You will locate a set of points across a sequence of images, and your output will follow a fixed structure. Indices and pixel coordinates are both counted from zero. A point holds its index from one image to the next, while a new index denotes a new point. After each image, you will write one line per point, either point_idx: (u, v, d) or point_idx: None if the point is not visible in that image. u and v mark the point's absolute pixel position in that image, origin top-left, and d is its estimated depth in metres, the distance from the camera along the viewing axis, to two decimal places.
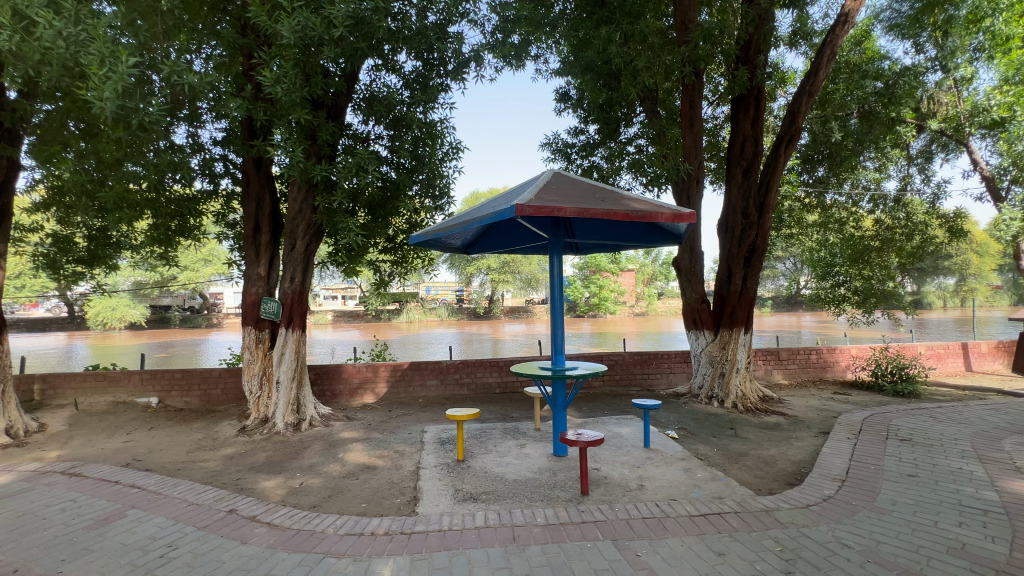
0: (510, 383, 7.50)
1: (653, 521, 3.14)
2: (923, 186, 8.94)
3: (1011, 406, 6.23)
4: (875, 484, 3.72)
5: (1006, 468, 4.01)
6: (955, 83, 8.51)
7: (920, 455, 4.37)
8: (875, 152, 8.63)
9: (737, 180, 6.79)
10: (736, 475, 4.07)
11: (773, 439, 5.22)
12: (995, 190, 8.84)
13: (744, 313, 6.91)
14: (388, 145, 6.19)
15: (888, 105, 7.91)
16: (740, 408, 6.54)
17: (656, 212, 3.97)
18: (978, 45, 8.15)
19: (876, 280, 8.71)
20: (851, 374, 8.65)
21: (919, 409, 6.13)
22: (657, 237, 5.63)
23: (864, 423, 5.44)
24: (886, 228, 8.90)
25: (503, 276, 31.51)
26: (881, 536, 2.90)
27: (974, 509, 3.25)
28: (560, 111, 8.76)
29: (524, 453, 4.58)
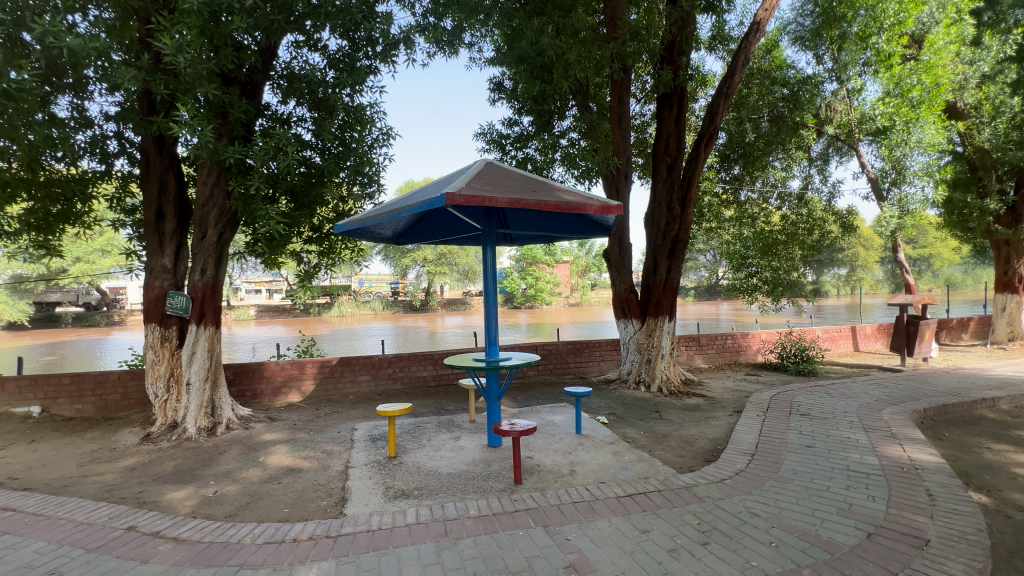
0: (445, 375, 7.40)
1: (583, 505, 3.23)
2: (822, 185, 9.88)
3: (890, 381, 7.10)
4: (779, 456, 4.08)
5: (885, 436, 4.57)
6: (847, 92, 9.44)
7: (817, 428, 4.86)
8: (783, 153, 9.30)
9: (662, 176, 7.12)
10: (660, 456, 4.29)
11: (694, 419, 5.57)
12: (879, 190, 9.91)
13: (668, 303, 7.30)
14: (312, 128, 5.81)
15: (794, 110, 8.67)
16: (665, 391, 6.92)
17: (586, 203, 4.02)
18: (866, 60, 9.08)
19: (783, 271, 9.49)
20: (761, 357, 9.45)
21: (817, 386, 6.82)
22: (588, 229, 5.78)
23: (771, 401, 5.96)
24: (792, 223, 9.72)
25: (440, 268, 31.08)
26: (784, 503, 3.18)
27: (859, 473, 3.66)
28: (494, 101, 8.68)
29: (458, 446, 4.54)
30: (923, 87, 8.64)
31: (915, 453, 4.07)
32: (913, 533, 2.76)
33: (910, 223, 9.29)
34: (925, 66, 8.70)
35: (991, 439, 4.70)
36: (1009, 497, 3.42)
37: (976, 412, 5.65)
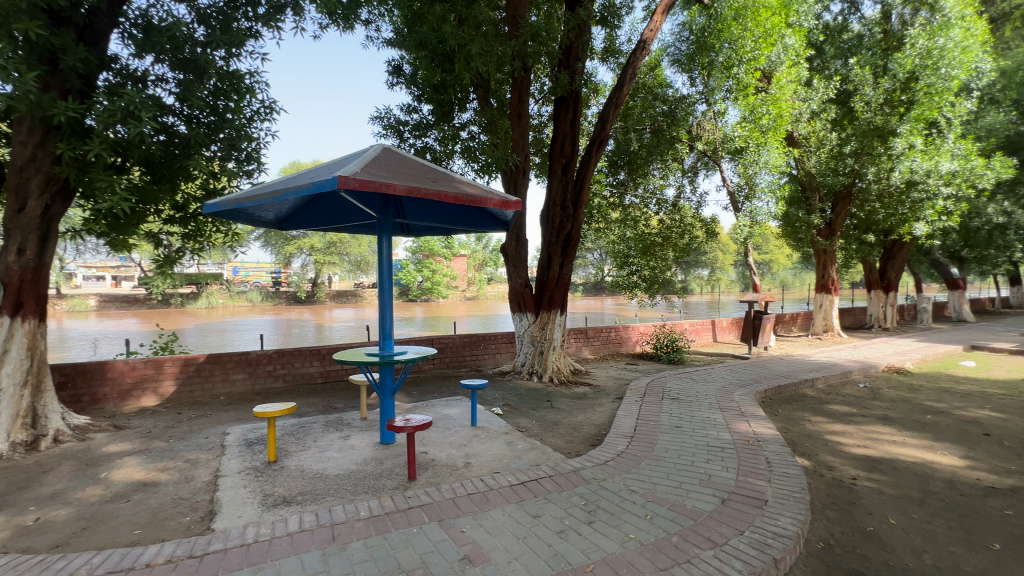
0: (333, 372, 6.96)
1: (477, 496, 3.27)
2: (692, 195, 11.08)
3: (740, 367, 8.28)
4: (654, 437, 4.53)
5: (735, 414, 5.31)
6: (714, 114, 10.69)
7: (684, 410, 5.48)
8: (661, 164, 10.27)
9: (558, 175, 7.43)
10: (551, 443, 4.51)
11: (581, 407, 5.93)
12: (735, 202, 11.41)
13: (560, 297, 7.69)
14: (175, 91, 5.04)
15: (671, 125, 9.60)
16: (555, 381, 7.28)
17: (486, 197, 4.03)
18: (729, 88, 10.37)
19: (659, 270, 10.54)
20: (640, 347, 10.39)
21: (684, 373, 7.70)
22: (486, 223, 5.83)
23: (647, 388, 6.60)
24: (667, 226, 10.77)
25: (329, 258, 29.14)
26: (657, 479, 3.54)
27: (716, 447, 4.20)
28: (392, 85, 8.29)
29: (348, 445, 4.30)
30: (770, 116, 10.08)
31: (758, 428, 4.79)
32: (756, 496, 3.24)
33: (757, 232, 10.85)
34: (772, 98, 10.15)
35: (811, 413, 5.71)
36: (823, 459, 4.18)
37: (801, 391, 6.82)
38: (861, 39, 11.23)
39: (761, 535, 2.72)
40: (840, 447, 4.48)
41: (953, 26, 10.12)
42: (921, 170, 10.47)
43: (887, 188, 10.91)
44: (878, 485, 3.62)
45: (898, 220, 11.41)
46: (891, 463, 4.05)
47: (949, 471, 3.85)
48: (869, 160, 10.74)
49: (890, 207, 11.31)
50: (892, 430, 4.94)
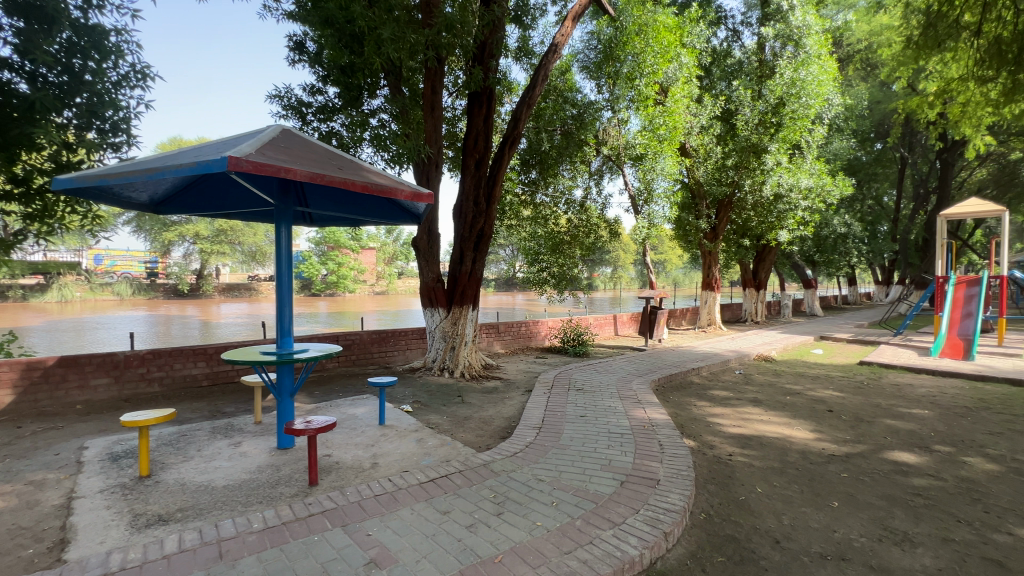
0: (221, 373, 6.30)
1: (385, 497, 3.17)
2: (598, 197, 11.69)
3: (637, 358, 8.94)
4: (560, 427, 4.73)
5: (633, 401, 5.74)
6: (618, 122, 11.39)
7: (588, 400, 5.80)
8: (570, 165, 10.69)
9: (471, 170, 7.41)
10: (462, 438, 4.51)
11: (492, 401, 6.01)
12: (636, 205, 12.26)
13: (472, 293, 7.69)
14: (13, 42, 4.20)
15: (580, 129, 10.02)
16: (467, 376, 7.30)
17: (396, 188, 3.89)
18: (632, 98, 11.01)
19: (567, 267, 11.02)
20: (548, 341, 10.78)
21: (588, 365, 8.14)
22: (397, 215, 5.65)
23: (555, 380, 6.88)
24: (575, 225, 11.26)
25: (218, 248, 26.32)
26: (562, 467, 3.71)
27: (616, 434, 4.50)
28: (293, 62, 7.67)
29: (239, 452, 3.93)
30: (666, 127, 10.97)
31: (652, 414, 5.21)
32: (650, 476, 3.53)
33: (654, 234, 11.77)
34: (668, 111, 11.03)
35: (696, 398, 6.34)
36: (706, 439, 4.67)
37: (688, 378, 7.56)
38: (741, 65, 12.64)
39: (654, 512, 2.97)
40: (720, 427, 5.03)
41: (812, 63, 11.70)
42: (786, 185, 12.04)
43: (759, 199, 12.40)
44: (749, 459, 4.13)
45: (767, 226, 13.10)
46: (760, 439, 4.64)
47: (803, 443, 4.50)
48: (746, 173, 12.13)
49: (762, 216, 12.87)
50: (760, 411, 5.66)
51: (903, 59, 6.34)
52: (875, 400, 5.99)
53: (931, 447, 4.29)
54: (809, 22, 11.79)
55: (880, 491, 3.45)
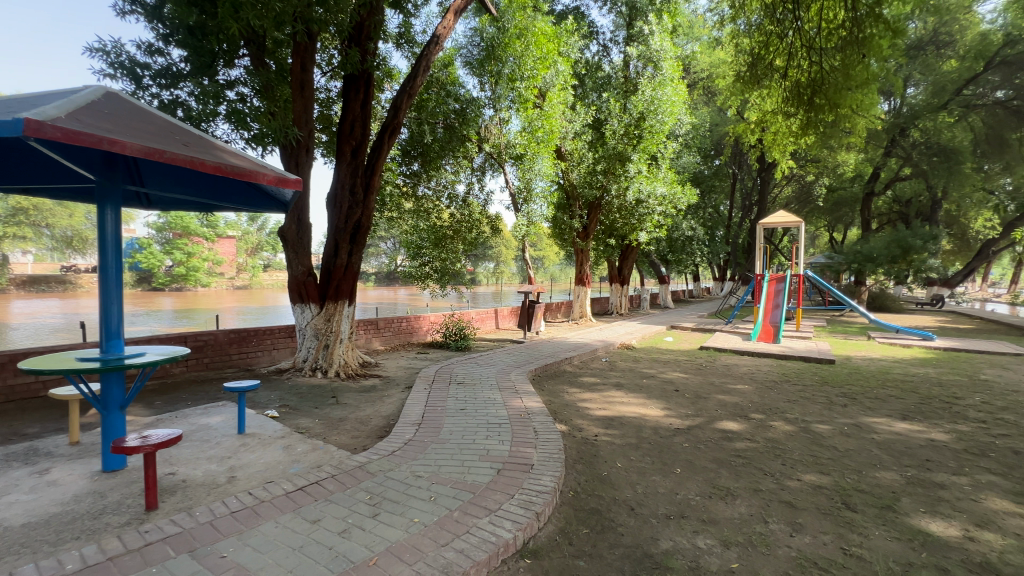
0: (20, 387, 5.12)
1: (244, 512, 2.87)
2: (480, 193, 11.85)
3: (517, 350, 9.32)
4: (440, 422, 4.72)
5: (511, 392, 5.99)
6: (499, 120, 11.66)
7: (468, 392, 5.90)
8: (453, 160, 10.64)
9: (347, 158, 6.97)
10: (335, 441, 4.27)
11: (369, 400, 5.78)
12: (516, 203, 12.71)
13: (348, 287, 7.28)
14: None
15: (462, 124, 9.95)
16: (342, 375, 6.91)
17: (258, 172, 3.50)
18: (513, 99, 11.39)
19: (449, 262, 11.12)
20: (430, 337, 10.71)
21: (470, 358, 8.27)
22: (259, 201, 5.11)
23: (436, 375, 6.86)
24: (457, 220, 11.32)
25: (14, 231, 20.77)
26: (442, 461, 3.73)
27: (494, 424, 4.65)
28: (123, 13, 6.43)
29: (46, 482, 3.23)
30: (544, 130, 11.52)
31: (528, 402, 5.49)
32: (525, 461, 3.73)
33: (532, 231, 12.31)
34: (546, 115, 11.59)
35: (568, 386, 6.83)
36: (575, 422, 5.06)
37: (561, 367, 8.09)
38: (610, 78, 13.81)
39: (527, 495, 3.14)
40: (588, 411, 5.49)
41: (666, 85, 13.18)
42: (645, 192, 13.48)
43: (623, 202, 13.74)
44: (611, 438, 4.57)
45: (630, 228, 14.52)
46: (621, 419, 5.16)
47: (655, 420, 5.12)
48: (613, 179, 13.34)
49: (625, 218, 14.26)
50: (622, 394, 6.30)
51: (733, 90, 7.50)
52: (711, 379, 7.05)
53: (749, 416, 5.20)
54: (665, 47, 13.25)
55: (712, 455, 4.09)
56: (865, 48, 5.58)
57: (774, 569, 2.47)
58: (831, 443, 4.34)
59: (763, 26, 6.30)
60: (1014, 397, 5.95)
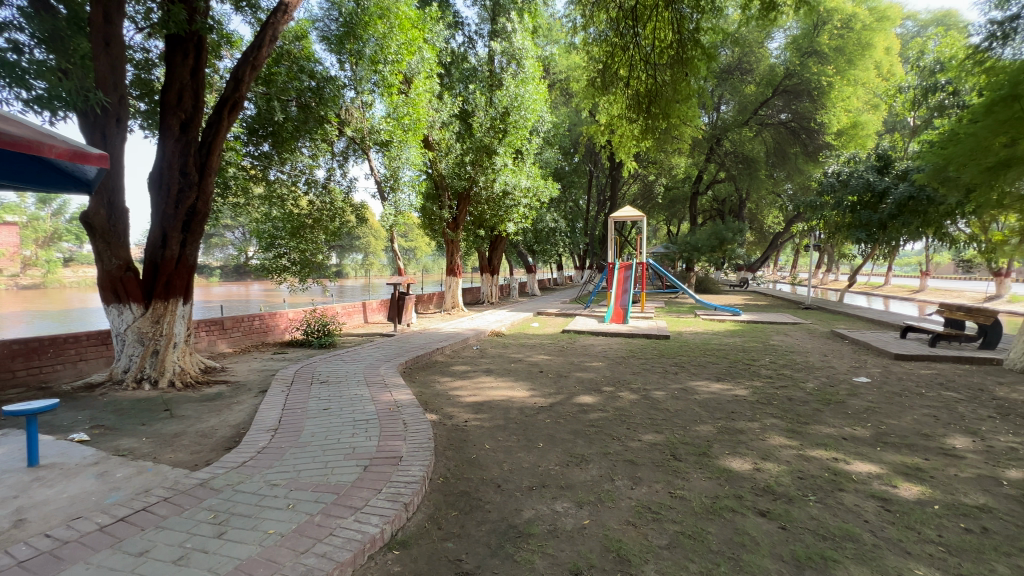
0: None
1: (40, 559, 2.35)
2: (342, 180, 11.06)
3: (387, 344, 9.03)
4: (299, 425, 4.40)
5: (380, 386, 5.81)
6: (362, 103, 11.00)
7: (332, 391, 5.57)
8: (311, 142, 9.74)
9: (174, 133, 5.96)
10: (168, 459, 3.70)
11: (213, 409, 5.12)
12: (382, 191, 12.19)
13: (182, 283, 6.31)
14: None
15: (319, 104, 9.07)
16: (178, 385, 5.99)
17: (41, 144, 2.80)
18: (376, 82, 10.89)
19: (309, 253, 10.41)
20: (289, 335, 9.84)
21: (334, 355, 7.80)
22: (50, 178, 4.13)
23: (295, 375, 6.34)
24: (317, 208, 10.55)
25: None
26: (302, 465, 3.49)
27: (361, 421, 4.48)
28: None
29: None
30: (410, 117, 11.23)
31: (398, 395, 5.39)
32: (394, 454, 3.68)
33: (401, 221, 12.02)
34: (412, 102, 11.29)
35: (439, 376, 6.86)
36: (446, 411, 5.12)
37: (433, 358, 8.08)
38: (475, 71, 13.92)
39: (394, 488, 3.11)
40: (458, 398, 5.59)
41: (528, 83, 13.80)
42: (511, 184, 14.15)
43: (491, 194, 14.16)
44: (481, 422, 4.73)
45: (498, 219, 15.01)
46: (490, 403, 5.37)
47: (521, 401, 5.43)
48: (480, 171, 13.64)
49: (493, 209, 14.72)
50: (491, 379, 6.54)
51: (586, 94, 8.16)
52: (571, 359, 7.68)
53: (602, 389, 5.82)
54: (527, 46, 13.81)
55: (570, 427, 4.49)
56: (688, 68, 6.50)
57: (617, 519, 2.84)
58: (665, 406, 5.09)
59: (609, 38, 6.92)
60: (790, 356, 7.61)
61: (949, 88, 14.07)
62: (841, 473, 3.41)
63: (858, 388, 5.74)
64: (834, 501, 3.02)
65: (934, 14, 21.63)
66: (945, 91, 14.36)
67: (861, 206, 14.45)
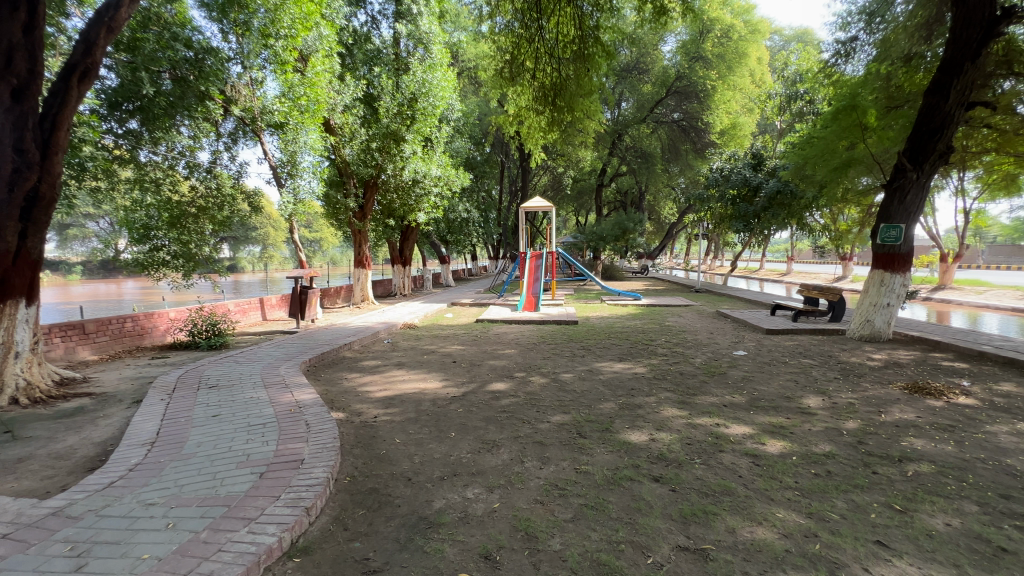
0: None
1: None
2: (230, 163, 10.00)
3: (289, 341, 8.42)
4: (183, 435, 3.95)
5: (280, 387, 5.40)
6: (251, 80, 10.03)
7: (223, 395, 5.07)
8: (190, 121, 8.65)
9: (5, 103, 4.91)
10: (9, 489, 3.13)
11: (71, 426, 4.41)
12: (278, 177, 11.25)
13: (23, 281, 5.37)
14: None
15: (198, 79, 8.22)
16: (23, 402, 5.07)
17: None
18: (267, 58, 10.00)
19: (194, 244, 9.42)
20: (171, 337, 8.78)
21: (227, 356, 7.10)
22: None
23: (178, 381, 5.67)
24: (202, 195, 9.57)
25: None
26: (184, 479, 3.14)
27: (256, 425, 4.14)
28: None
29: None
30: (308, 98, 10.47)
31: (299, 395, 5.05)
32: (294, 458, 3.45)
33: (301, 209, 11.19)
34: (309, 82, 10.49)
35: (348, 372, 6.55)
36: (354, 408, 4.91)
37: (341, 353, 7.69)
38: (380, 53, 13.18)
39: (295, 493, 2.92)
40: (368, 394, 5.38)
41: (437, 69, 13.47)
42: (421, 172, 13.83)
43: (400, 181, 13.73)
44: (391, 417, 4.60)
45: (408, 209, 14.57)
46: (401, 397, 5.24)
47: (433, 392, 5.38)
48: (388, 159, 13.14)
49: (403, 198, 14.28)
50: (403, 372, 6.38)
51: (494, 84, 8.20)
52: (484, 348, 7.74)
53: (514, 375, 5.95)
54: (434, 31, 13.43)
55: (482, 415, 4.54)
56: (589, 64, 6.85)
57: (526, 499, 2.93)
58: (572, 388, 5.33)
59: (515, 29, 6.94)
60: (682, 335, 8.35)
61: (807, 97, 16.20)
62: (721, 436, 3.84)
63: (737, 360, 6.47)
64: (715, 461, 3.38)
65: (796, 30, 24.56)
66: (803, 99, 16.51)
67: (740, 199, 16.14)
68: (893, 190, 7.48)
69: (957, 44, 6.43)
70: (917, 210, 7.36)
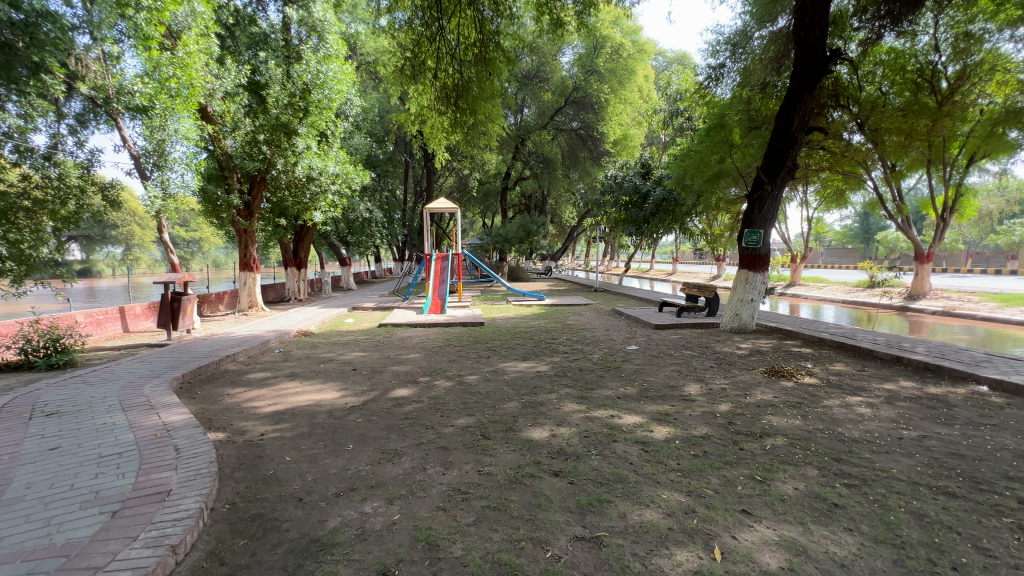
0: None
1: None
2: (76, 150, 8.51)
3: (157, 355, 7.36)
4: (5, 476, 3.26)
5: (143, 409, 4.69)
6: (105, 53, 8.72)
7: (66, 424, 4.27)
8: (20, 96, 7.16)
9: None
10: None
11: None
12: (142, 169, 9.79)
13: None
14: None
15: (30, 46, 6.68)
16: None
17: None
18: (124, 31, 8.75)
19: (27, 245, 7.88)
20: None
21: (72, 377, 6.01)
22: None
23: (2, 410, 4.66)
24: (37, 186, 8.04)
25: None
26: (5, 530, 2.58)
27: (110, 456, 3.54)
28: None
29: None
30: (179, 81, 9.41)
31: (168, 417, 4.43)
32: (157, 490, 3.00)
33: (171, 206, 9.89)
34: (181, 62, 9.45)
35: (230, 387, 5.90)
36: (237, 426, 4.43)
37: (222, 367, 6.91)
38: (267, 38, 12.14)
39: (158, 530, 2.54)
40: (254, 410, 4.88)
41: (333, 60, 12.71)
42: (317, 169, 12.98)
43: (292, 178, 12.79)
44: (281, 433, 4.22)
45: (302, 207, 13.58)
46: (293, 411, 4.83)
47: (330, 403, 5.05)
48: (278, 152, 12.15)
49: (296, 196, 13.29)
50: (296, 384, 5.90)
51: (394, 80, 7.89)
52: (386, 353, 7.44)
53: (418, 380, 5.80)
54: (329, 20, 12.57)
55: (384, 424, 4.35)
56: (490, 68, 6.91)
57: (428, 507, 2.86)
58: (477, 390, 5.33)
59: (415, 26, 6.73)
60: (582, 333, 8.78)
61: (686, 114, 18.00)
62: (615, 427, 4.08)
63: (630, 354, 6.96)
64: (609, 451, 3.58)
65: (677, 53, 27.18)
66: (683, 115, 18.32)
67: (631, 204, 17.44)
68: (755, 201, 8.54)
69: (798, 79, 7.52)
70: (772, 218, 8.48)
